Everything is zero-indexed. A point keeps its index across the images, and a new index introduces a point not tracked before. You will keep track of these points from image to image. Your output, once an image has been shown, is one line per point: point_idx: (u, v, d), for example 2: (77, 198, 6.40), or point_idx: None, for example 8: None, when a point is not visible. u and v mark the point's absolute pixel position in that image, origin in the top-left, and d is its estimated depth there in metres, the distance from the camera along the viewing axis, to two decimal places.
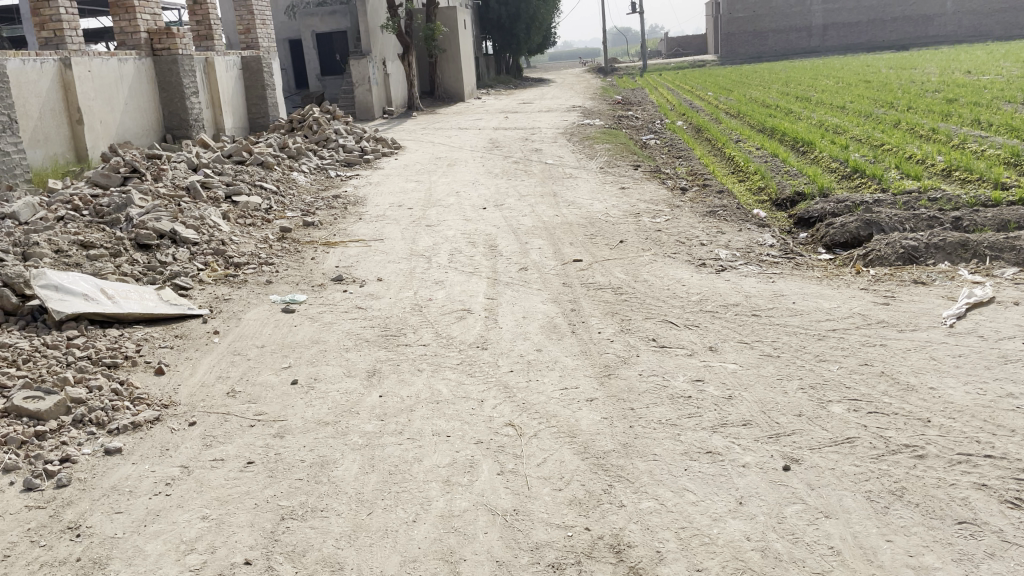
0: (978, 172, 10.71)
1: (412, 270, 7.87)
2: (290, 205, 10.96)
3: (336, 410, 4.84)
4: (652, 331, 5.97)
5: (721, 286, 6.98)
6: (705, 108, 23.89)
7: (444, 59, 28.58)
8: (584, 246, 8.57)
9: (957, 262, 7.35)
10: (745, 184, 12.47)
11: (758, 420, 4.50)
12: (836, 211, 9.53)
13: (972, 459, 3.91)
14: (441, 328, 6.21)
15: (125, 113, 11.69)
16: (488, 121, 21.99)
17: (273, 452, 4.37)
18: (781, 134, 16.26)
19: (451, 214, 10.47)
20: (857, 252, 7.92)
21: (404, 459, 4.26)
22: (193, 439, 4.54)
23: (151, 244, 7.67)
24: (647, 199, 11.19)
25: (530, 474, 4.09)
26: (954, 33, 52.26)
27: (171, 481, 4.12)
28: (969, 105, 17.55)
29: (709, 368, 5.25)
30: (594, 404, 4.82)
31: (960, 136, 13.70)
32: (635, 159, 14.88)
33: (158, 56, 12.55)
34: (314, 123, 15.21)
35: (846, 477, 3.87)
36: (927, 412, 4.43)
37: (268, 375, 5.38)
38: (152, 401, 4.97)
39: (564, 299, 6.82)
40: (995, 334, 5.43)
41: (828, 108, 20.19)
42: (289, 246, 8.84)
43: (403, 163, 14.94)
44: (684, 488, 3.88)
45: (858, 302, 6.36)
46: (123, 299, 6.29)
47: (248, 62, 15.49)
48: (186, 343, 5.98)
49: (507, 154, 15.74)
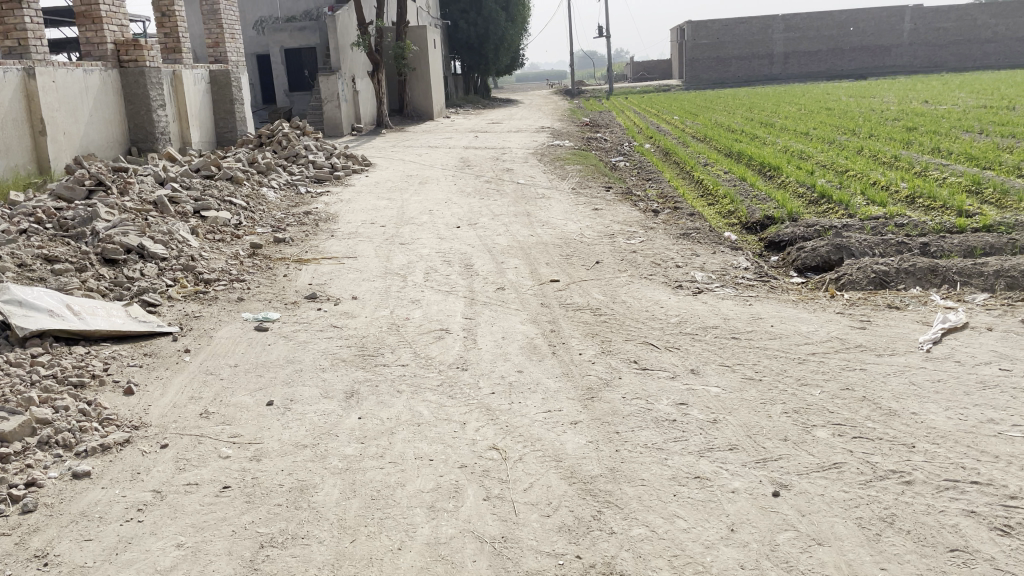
0: (941, 200, 10.88)
1: (387, 289, 7.76)
2: (259, 220, 10.79)
3: (314, 433, 4.71)
4: (633, 352, 5.94)
5: (699, 308, 6.99)
6: (672, 132, 24.16)
7: (413, 77, 28.57)
8: (560, 266, 8.55)
9: (928, 287, 7.46)
10: (715, 208, 12.56)
11: (744, 445, 4.47)
12: (806, 235, 9.63)
13: (959, 486, 3.92)
14: (419, 348, 6.11)
15: (89, 124, 11.43)
16: (458, 140, 21.98)
17: (250, 476, 4.22)
18: (748, 159, 16.46)
19: (424, 233, 10.39)
20: (829, 276, 7.99)
21: (386, 483, 4.15)
22: (166, 462, 4.38)
23: (118, 259, 7.48)
24: (621, 219, 11.22)
25: (518, 500, 4.00)
26: (910, 63, 53.98)
27: (144, 507, 3.95)
28: (930, 133, 17.97)
29: (692, 392, 5.21)
30: (579, 427, 4.76)
31: (923, 164, 13.98)
32: (607, 180, 14.95)
33: (124, 68, 12.31)
34: (283, 138, 15.03)
35: (836, 503, 3.85)
36: (911, 437, 4.43)
37: (242, 396, 5.22)
38: (122, 422, 4.80)
39: (542, 319, 6.77)
40: (972, 359, 5.49)
41: (792, 133, 20.53)
42: (260, 263, 8.67)
43: (374, 180, 14.82)
44: (674, 514, 3.82)
45: (835, 326, 6.40)
46: (89, 315, 6.09)
47: (216, 75, 15.30)
48: (155, 362, 5.80)
49: (479, 173, 15.72)
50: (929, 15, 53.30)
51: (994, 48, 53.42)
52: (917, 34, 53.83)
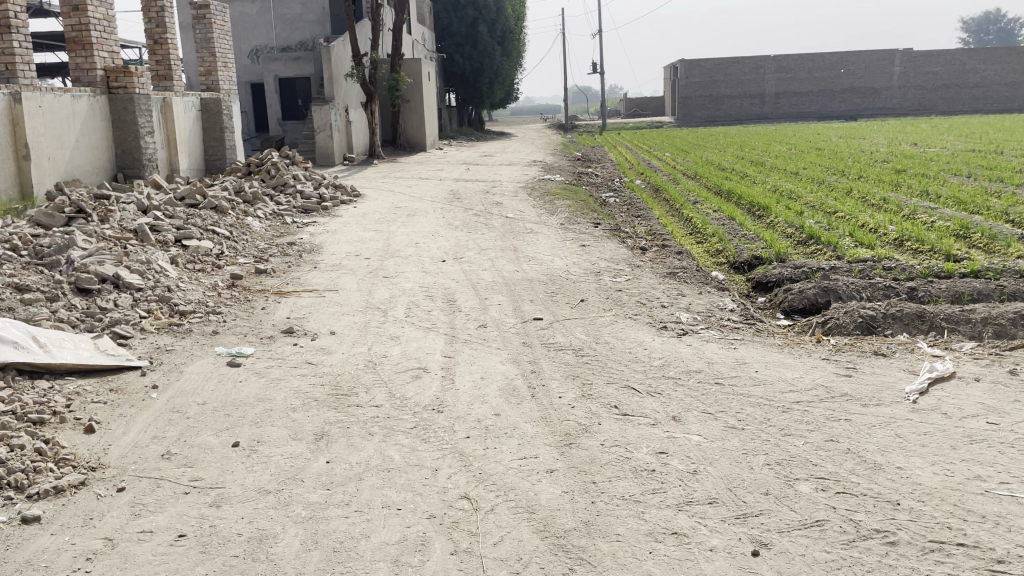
0: (929, 243, 10.86)
1: (367, 324, 7.62)
2: (242, 251, 10.64)
3: (279, 478, 4.53)
4: (614, 397, 5.78)
5: (683, 351, 6.86)
6: (662, 168, 24.23)
7: (406, 109, 28.65)
8: (544, 304, 8.42)
9: (915, 333, 7.36)
10: (703, 246, 12.51)
11: (724, 498, 4.32)
12: (793, 276, 9.55)
13: (945, 548, 3.77)
14: (395, 387, 5.94)
15: (75, 150, 11.32)
16: (449, 172, 21.96)
17: (207, 524, 4.04)
18: (737, 197, 16.47)
19: (409, 267, 10.26)
20: (815, 320, 7.89)
21: (350, 534, 3.97)
22: (121, 507, 4.19)
23: (91, 288, 7.32)
24: (608, 256, 11.13)
25: (486, 555, 3.83)
26: (899, 105, 54.70)
27: (93, 556, 3.76)
28: (918, 176, 18.05)
29: (673, 441, 5.06)
30: (555, 475, 4.60)
31: (911, 206, 13.99)
32: (596, 216, 14.88)
33: (113, 94, 12.25)
34: (272, 167, 14.94)
35: (817, 564, 3.69)
36: (896, 494, 4.29)
37: (208, 436, 5.05)
38: (79, 462, 4.62)
39: (524, 359, 6.63)
40: (959, 412, 5.37)
41: (782, 172, 20.60)
42: (239, 295, 8.52)
43: (361, 211, 14.72)
44: (649, 574, 3.66)
45: (821, 373, 6.28)
46: (56, 348, 5.92)
47: (207, 104, 15.24)
48: (121, 398, 5.62)
49: (468, 206, 15.66)
50: (918, 59, 54.14)
51: (982, 93, 54.28)
52: (907, 77, 54.60)
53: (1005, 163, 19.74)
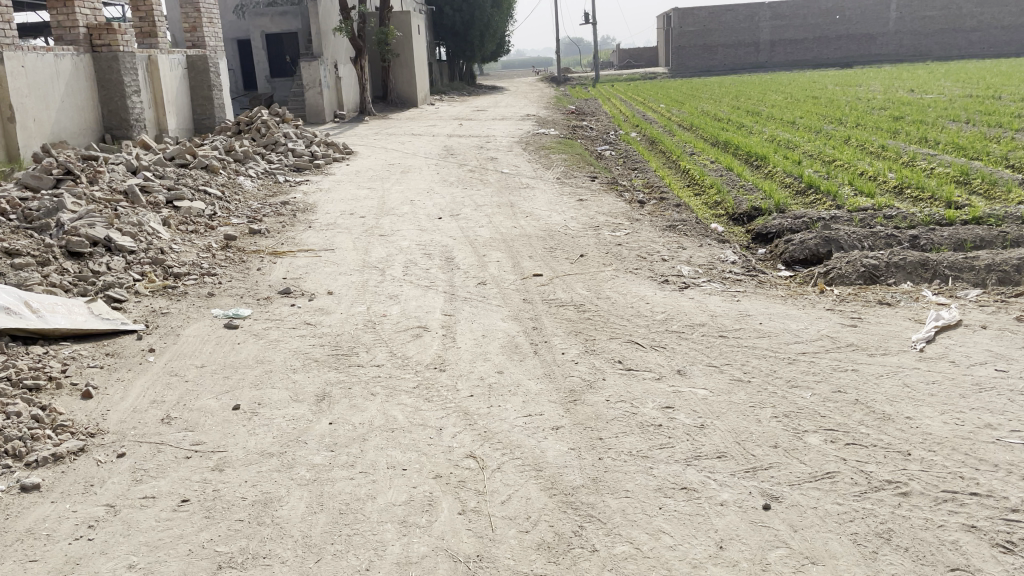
0: (929, 190, 10.74)
1: (365, 283, 7.51)
2: (235, 211, 10.49)
3: (281, 440, 4.47)
4: (618, 352, 5.72)
5: (685, 305, 6.77)
6: (658, 120, 23.92)
7: (396, 64, 28.16)
8: (544, 260, 8.31)
9: (918, 282, 7.28)
10: (701, 198, 12.37)
11: (733, 452, 4.27)
12: (794, 227, 9.44)
13: (958, 498, 3.73)
14: (396, 347, 5.86)
15: (60, 111, 11.06)
16: (442, 127, 21.65)
17: (211, 489, 3.98)
18: (735, 148, 16.26)
19: (405, 224, 10.12)
20: (818, 270, 7.79)
21: (356, 496, 3.92)
22: (122, 473, 4.13)
23: (83, 252, 7.19)
24: (606, 210, 11.00)
25: (495, 513, 3.78)
26: (895, 51, 54.00)
27: (95, 524, 3.70)
28: (916, 123, 17.84)
29: (679, 395, 5.00)
30: (561, 433, 4.54)
31: (910, 153, 13.83)
32: (593, 170, 14.72)
33: (97, 53, 11.95)
34: (262, 125, 14.69)
35: (830, 517, 3.65)
36: (907, 444, 4.24)
37: (208, 399, 4.97)
38: (77, 429, 4.54)
39: (524, 315, 6.54)
40: (966, 360, 5.32)
41: (779, 122, 20.34)
42: (233, 256, 8.39)
43: (354, 169, 14.52)
44: (660, 530, 3.62)
45: (825, 324, 6.21)
46: (49, 313, 5.80)
47: (193, 61, 14.90)
48: (117, 362, 5.53)
49: (462, 162, 15.46)
50: (915, 3, 53.26)
51: (979, 37, 53.48)
52: (903, 22, 53.77)
53: (1003, 108, 19.50)
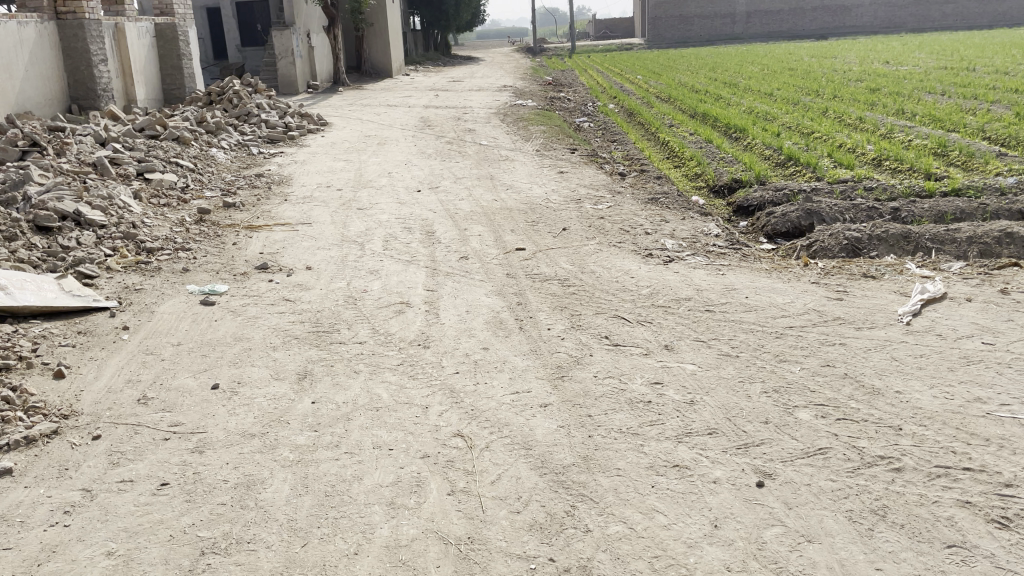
0: (908, 161, 10.74)
1: (344, 258, 7.35)
2: (208, 183, 10.25)
3: (263, 420, 4.35)
4: (604, 327, 5.64)
5: (670, 279, 6.70)
6: (636, 91, 23.73)
7: (370, 34, 27.67)
8: (526, 234, 8.19)
9: (901, 254, 7.26)
10: (682, 170, 12.30)
11: (724, 429, 4.22)
12: (775, 200, 9.38)
13: (951, 473, 3.71)
14: (378, 323, 5.74)
15: (24, 80, 10.70)
16: (418, 98, 21.31)
17: (191, 472, 3.86)
18: (714, 120, 16.16)
19: (383, 197, 9.93)
20: (800, 243, 7.75)
21: (342, 478, 3.82)
22: (97, 457, 3.99)
23: (51, 226, 6.97)
24: (587, 183, 10.90)
25: (485, 494, 3.70)
26: (870, 23, 54.08)
27: (71, 509, 3.57)
28: (893, 95, 17.84)
29: (667, 370, 4.95)
30: (549, 410, 4.46)
31: (888, 125, 13.83)
32: (572, 142, 14.58)
33: (62, 20, 11.56)
34: (234, 96, 14.35)
35: (824, 494, 3.61)
36: (898, 419, 4.22)
37: (185, 378, 4.83)
38: (50, 410, 4.38)
39: (508, 291, 6.44)
40: (953, 333, 5.31)
41: (757, 94, 20.26)
42: (208, 230, 8.18)
43: (329, 140, 14.26)
44: (653, 508, 3.56)
45: (811, 297, 6.18)
46: (17, 290, 5.59)
47: (162, 29, 14.49)
48: (90, 341, 5.36)
49: (439, 133, 15.24)
50: None
51: (952, 9, 53.65)
52: None
53: (978, 80, 19.58)
